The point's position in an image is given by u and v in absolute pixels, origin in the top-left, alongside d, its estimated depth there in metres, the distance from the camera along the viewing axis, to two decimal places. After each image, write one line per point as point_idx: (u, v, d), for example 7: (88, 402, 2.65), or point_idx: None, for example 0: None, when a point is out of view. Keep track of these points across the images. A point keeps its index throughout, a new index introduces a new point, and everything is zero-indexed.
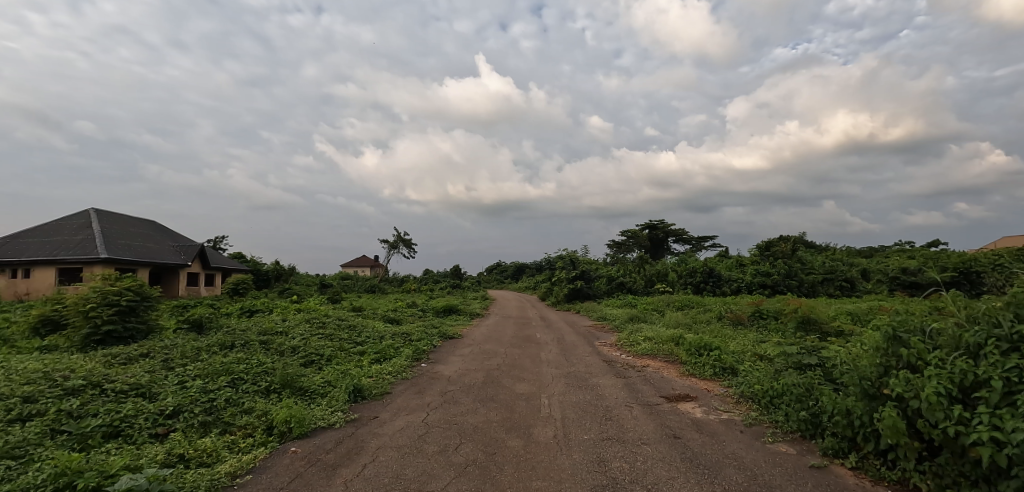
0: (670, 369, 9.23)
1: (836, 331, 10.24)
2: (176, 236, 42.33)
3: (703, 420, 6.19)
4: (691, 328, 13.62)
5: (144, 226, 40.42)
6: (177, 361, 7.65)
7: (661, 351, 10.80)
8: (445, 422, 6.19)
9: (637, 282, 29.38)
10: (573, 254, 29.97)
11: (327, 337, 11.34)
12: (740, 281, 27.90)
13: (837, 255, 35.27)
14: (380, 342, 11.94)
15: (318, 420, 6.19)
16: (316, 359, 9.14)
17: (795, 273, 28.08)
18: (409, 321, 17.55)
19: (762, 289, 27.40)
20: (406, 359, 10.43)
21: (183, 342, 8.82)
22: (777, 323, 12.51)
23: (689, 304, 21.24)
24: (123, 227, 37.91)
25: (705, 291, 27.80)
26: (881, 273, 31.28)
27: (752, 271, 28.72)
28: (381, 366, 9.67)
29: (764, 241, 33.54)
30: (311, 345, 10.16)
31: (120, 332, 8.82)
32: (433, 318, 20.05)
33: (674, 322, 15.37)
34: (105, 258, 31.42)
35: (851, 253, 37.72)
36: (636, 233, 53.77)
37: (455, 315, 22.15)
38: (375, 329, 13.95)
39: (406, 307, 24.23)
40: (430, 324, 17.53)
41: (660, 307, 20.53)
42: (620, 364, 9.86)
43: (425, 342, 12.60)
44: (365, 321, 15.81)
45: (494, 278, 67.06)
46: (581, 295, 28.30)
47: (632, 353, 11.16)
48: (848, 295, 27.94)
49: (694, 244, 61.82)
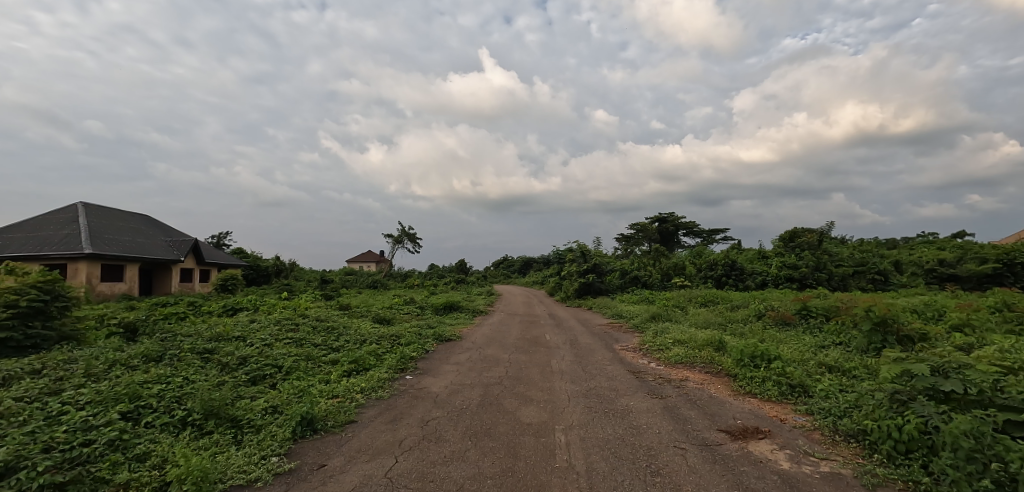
0: (718, 384, 7.26)
1: (920, 335, 8.31)
2: (168, 231, 40.74)
3: (796, 474, 4.20)
4: (728, 330, 11.65)
5: (135, 221, 38.85)
6: (71, 383, 5.79)
7: (700, 360, 8.87)
8: (418, 479, 4.25)
9: (652, 276, 27.27)
10: (583, 246, 27.89)
11: (295, 343, 9.44)
12: (764, 274, 25.79)
13: (863, 246, 33.20)
14: (360, 348, 10.02)
15: (234, 474, 4.32)
16: (270, 374, 7.23)
17: (824, 266, 25.91)
18: (401, 321, 15.64)
19: (790, 283, 25.25)
20: (387, 370, 8.50)
21: (97, 353, 6.94)
22: (834, 323, 10.57)
23: (713, 299, 19.33)
24: (112, 221, 36.26)
25: (727, 285, 25.66)
26: (914, 265, 29.40)
27: (777, 264, 26.65)
28: (354, 380, 7.75)
29: (789, 232, 31.23)
30: (269, 354, 8.26)
31: (19, 340, 7.03)
32: (432, 317, 18.09)
33: (704, 321, 13.34)
34: (89, 253, 29.90)
35: (876, 243, 35.60)
36: (645, 226, 51.68)
37: (455, 313, 20.19)
38: (359, 330, 12.02)
39: (403, 304, 22.29)
40: (426, 324, 15.62)
41: (683, 304, 18.49)
42: (652, 377, 7.88)
43: (415, 348, 10.68)
44: (351, 320, 13.92)
45: (501, 273, 65.23)
46: (594, 290, 26.38)
47: (662, 361, 9.23)
48: (881, 290, 26.04)
49: (706, 236, 59.79)
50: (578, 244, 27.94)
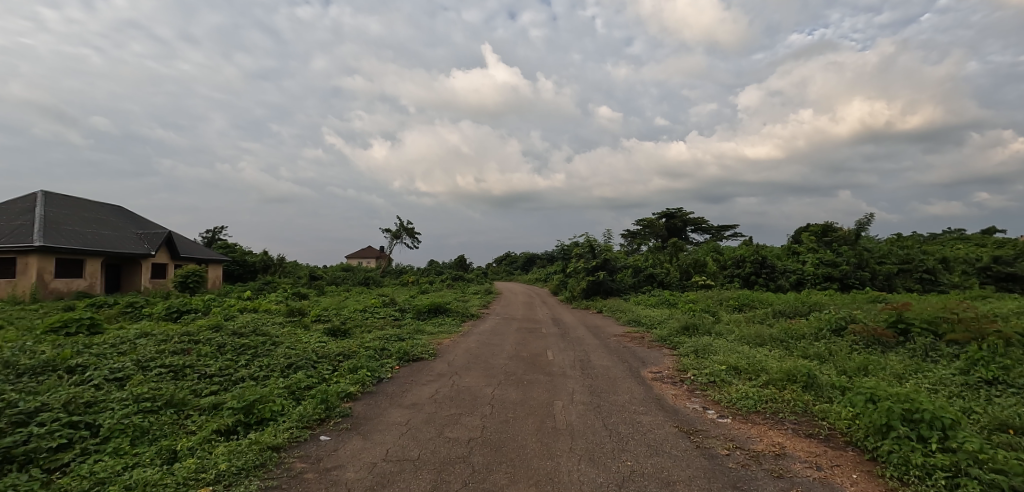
0: (850, 475, 4.12)
1: None
2: (142, 222, 37.74)
3: None
4: (802, 354, 8.44)
5: (103, 212, 35.82)
6: None
7: (789, 412, 5.70)
8: None
9: (670, 273, 24.02)
10: (591, 240, 24.55)
11: (166, 378, 6.32)
12: (799, 272, 22.46)
13: (900, 242, 29.91)
14: (272, 382, 6.88)
15: None
16: (47, 464, 4.19)
17: (867, 264, 22.65)
18: (363, 332, 12.42)
19: (829, 283, 21.95)
20: (290, 426, 5.41)
21: None
22: (965, 350, 7.36)
23: (750, 304, 16.12)
24: (75, 211, 33.14)
25: (757, 285, 22.35)
26: (962, 262, 26.15)
27: (813, 261, 23.32)
28: (217, 450, 4.68)
29: (821, 225, 27.78)
30: (94, 403, 5.19)
31: None
32: (409, 325, 14.84)
33: (758, 337, 10.09)
34: (39, 246, 26.85)
35: (912, 238, 32.29)
36: (652, 221, 48.45)
37: (440, 318, 16.95)
38: (292, 347, 8.86)
39: (382, 307, 19.12)
40: (395, 335, 12.42)
41: (714, 310, 15.24)
42: (727, 450, 4.69)
43: (358, 380, 7.51)
44: (292, 330, 10.70)
45: (503, 270, 62.31)
46: (603, 289, 23.15)
47: (723, 407, 6.06)
48: (930, 291, 23.20)
49: (716, 232, 56.71)
50: (586, 236, 24.60)
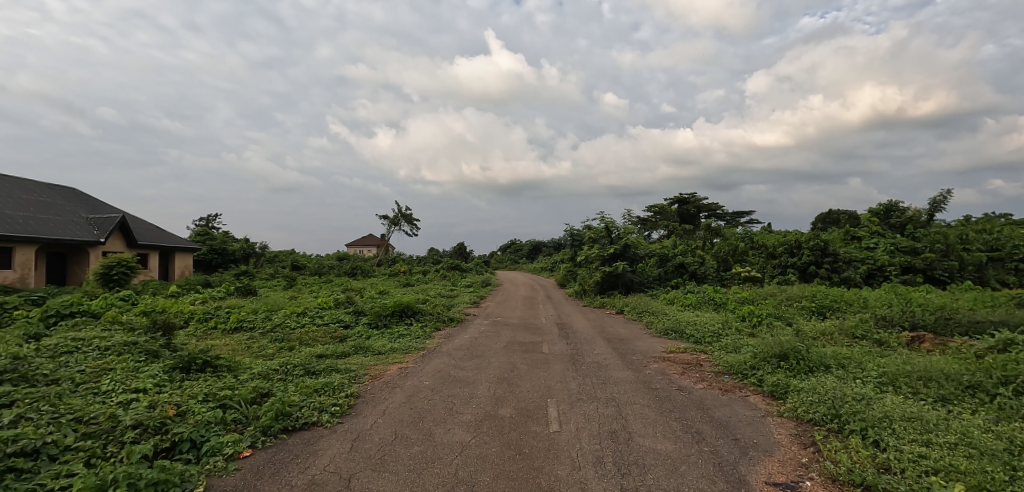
0: None
1: None
2: (96, 205, 33.50)
3: None
4: None
5: (48, 194, 31.54)
6: None
7: None
8: None
9: (704, 264, 19.54)
10: (607, 222, 19.93)
11: None
12: (870, 261, 17.79)
13: (972, 225, 25.15)
14: None
15: None
16: None
17: (954, 250, 17.92)
18: (266, 358, 7.96)
19: (909, 275, 17.36)
20: None
21: None
22: None
23: (835, 308, 11.55)
24: (10, 194, 28.86)
25: (815, 277, 17.79)
26: None
27: (885, 246, 18.68)
28: None
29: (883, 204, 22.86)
30: None
31: None
32: (353, 339, 10.29)
33: (937, 386, 5.43)
34: None
35: (980, 221, 27.49)
36: (666, 207, 43.71)
37: (405, 325, 12.42)
38: (17, 417, 4.40)
39: (335, 307, 14.64)
40: (312, 361, 7.85)
41: (789, 318, 10.66)
42: None
43: None
44: (107, 366, 6.18)
45: (506, 259, 58.10)
46: (622, 283, 18.62)
47: None
48: None
49: (732, 218, 52.09)
50: (601, 216, 19.97)
